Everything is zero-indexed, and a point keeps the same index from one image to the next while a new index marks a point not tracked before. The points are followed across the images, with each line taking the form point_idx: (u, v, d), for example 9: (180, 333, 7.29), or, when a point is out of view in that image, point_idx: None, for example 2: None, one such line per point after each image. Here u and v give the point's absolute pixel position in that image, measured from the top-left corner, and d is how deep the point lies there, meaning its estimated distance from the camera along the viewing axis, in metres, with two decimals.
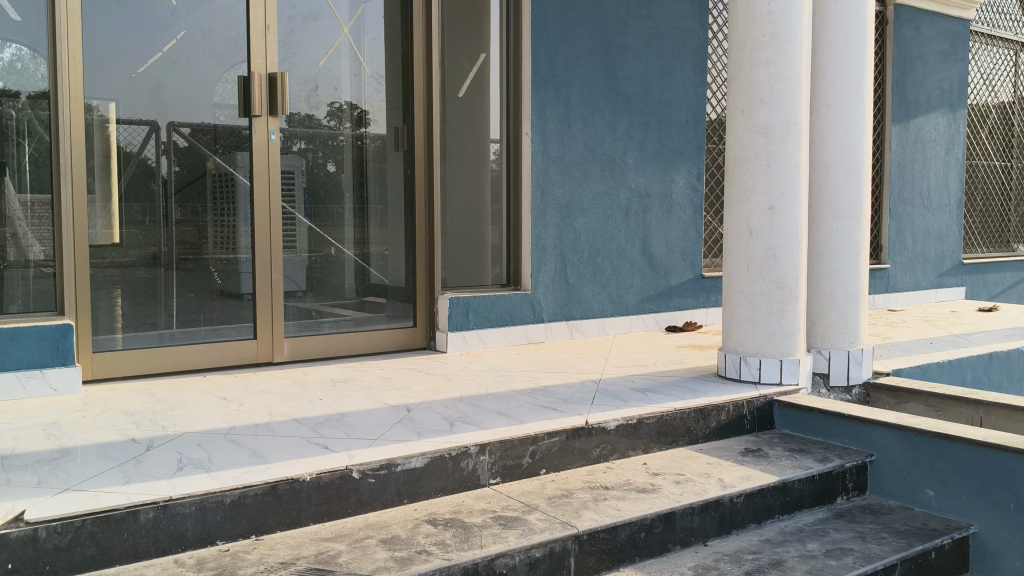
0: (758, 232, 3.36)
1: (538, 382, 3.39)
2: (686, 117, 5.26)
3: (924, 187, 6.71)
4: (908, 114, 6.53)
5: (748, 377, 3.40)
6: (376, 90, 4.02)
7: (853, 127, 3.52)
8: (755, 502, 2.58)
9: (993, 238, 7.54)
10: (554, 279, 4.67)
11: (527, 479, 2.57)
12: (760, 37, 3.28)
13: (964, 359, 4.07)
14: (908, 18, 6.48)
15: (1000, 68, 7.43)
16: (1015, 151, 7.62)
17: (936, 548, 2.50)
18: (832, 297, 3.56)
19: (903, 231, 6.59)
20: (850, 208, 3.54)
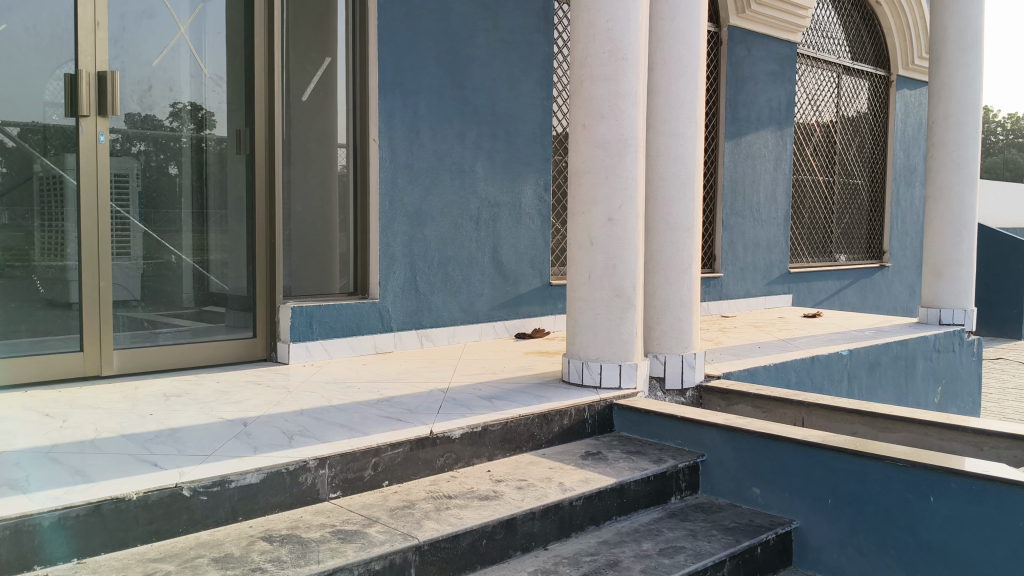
0: (598, 242, 3.45)
1: (383, 392, 3.37)
2: (534, 129, 5.35)
3: (755, 200, 7.10)
4: (740, 131, 6.90)
5: (590, 382, 3.49)
6: (216, 91, 3.90)
7: (686, 143, 3.67)
8: (593, 504, 2.65)
9: (817, 249, 8.06)
10: (402, 287, 4.64)
11: (369, 492, 2.55)
12: (600, 54, 3.39)
13: (789, 363, 4.32)
14: (740, 39, 6.85)
15: (824, 90, 7.95)
16: (837, 167, 8.18)
17: (761, 543, 2.63)
18: (668, 304, 3.71)
19: (736, 241, 6.94)
20: (683, 220, 3.70)
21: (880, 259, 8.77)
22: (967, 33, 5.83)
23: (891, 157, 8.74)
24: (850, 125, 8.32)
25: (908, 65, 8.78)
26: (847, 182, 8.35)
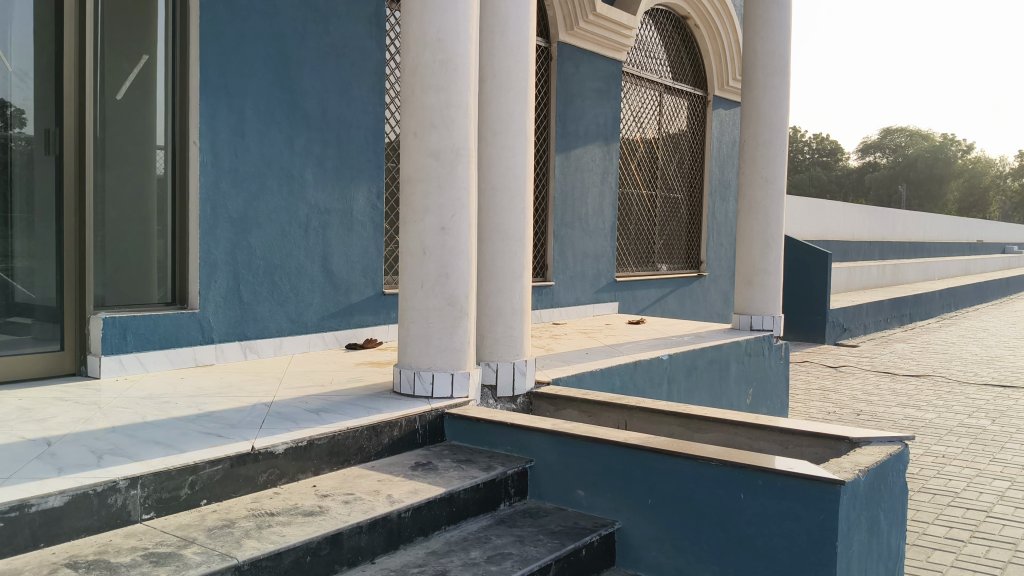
0: (430, 251, 3.44)
1: (203, 407, 3.23)
2: (366, 136, 5.29)
3: (584, 212, 7.31)
4: (570, 144, 7.09)
5: (421, 392, 3.45)
6: (22, 87, 3.65)
7: (516, 154, 3.74)
8: (422, 515, 2.64)
9: (641, 259, 8.40)
10: (225, 296, 4.48)
11: (186, 512, 2.44)
12: (431, 63, 3.39)
13: (614, 368, 4.47)
14: (569, 56, 7.05)
15: (647, 107, 8.30)
16: (659, 181, 8.56)
17: (586, 545, 2.72)
18: (499, 312, 3.76)
19: (566, 251, 7.12)
20: (514, 229, 3.76)
21: (698, 269, 9.24)
22: (774, 58, 6.23)
23: (708, 173, 9.23)
24: (671, 142, 8.72)
25: (723, 86, 9.29)
26: (668, 196, 8.75)
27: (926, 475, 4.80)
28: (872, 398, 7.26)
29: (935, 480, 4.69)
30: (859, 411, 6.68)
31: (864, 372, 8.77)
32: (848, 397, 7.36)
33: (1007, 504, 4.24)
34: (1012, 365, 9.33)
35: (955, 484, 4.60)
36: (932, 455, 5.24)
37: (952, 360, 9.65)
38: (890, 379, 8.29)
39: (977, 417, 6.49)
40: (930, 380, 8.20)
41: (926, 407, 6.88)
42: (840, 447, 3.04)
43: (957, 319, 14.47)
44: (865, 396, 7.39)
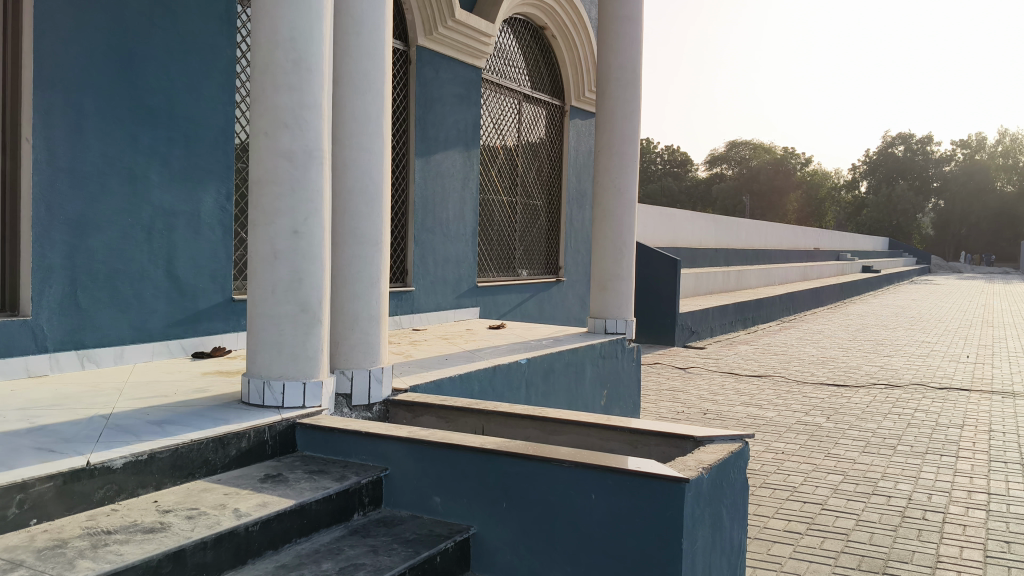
0: (281, 255, 3.33)
1: (36, 421, 3.02)
2: (216, 136, 5.10)
3: (444, 217, 7.30)
4: (429, 149, 7.06)
5: (271, 403, 3.35)
6: None
7: (371, 157, 3.69)
8: (271, 527, 2.56)
9: (502, 265, 8.46)
10: (60, 303, 4.23)
11: (13, 533, 2.27)
12: (283, 62, 3.30)
13: (473, 374, 4.48)
14: (428, 60, 7.03)
15: (506, 114, 8.38)
16: (519, 188, 8.65)
17: (440, 552, 2.70)
18: (355, 318, 3.70)
19: (426, 256, 7.09)
20: (370, 233, 3.71)
21: (556, 274, 9.40)
22: (627, 71, 6.41)
23: (566, 181, 9.41)
24: (529, 150, 8.83)
25: (580, 97, 9.50)
26: (527, 203, 8.86)
27: (768, 470, 5.04)
28: (718, 398, 7.58)
29: (776, 475, 4.93)
30: (706, 411, 6.96)
31: (711, 374, 9.14)
32: (696, 397, 7.65)
33: (840, 496, 4.51)
34: (844, 365, 9.95)
35: (794, 478, 4.86)
36: (773, 451, 5.52)
37: (791, 361, 10.20)
38: (735, 380, 8.68)
39: (813, 415, 6.88)
40: (771, 380, 8.64)
41: (768, 406, 7.23)
42: (685, 446, 3.15)
43: (795, 323, 15.33)
44: (712, 396, 7.70)
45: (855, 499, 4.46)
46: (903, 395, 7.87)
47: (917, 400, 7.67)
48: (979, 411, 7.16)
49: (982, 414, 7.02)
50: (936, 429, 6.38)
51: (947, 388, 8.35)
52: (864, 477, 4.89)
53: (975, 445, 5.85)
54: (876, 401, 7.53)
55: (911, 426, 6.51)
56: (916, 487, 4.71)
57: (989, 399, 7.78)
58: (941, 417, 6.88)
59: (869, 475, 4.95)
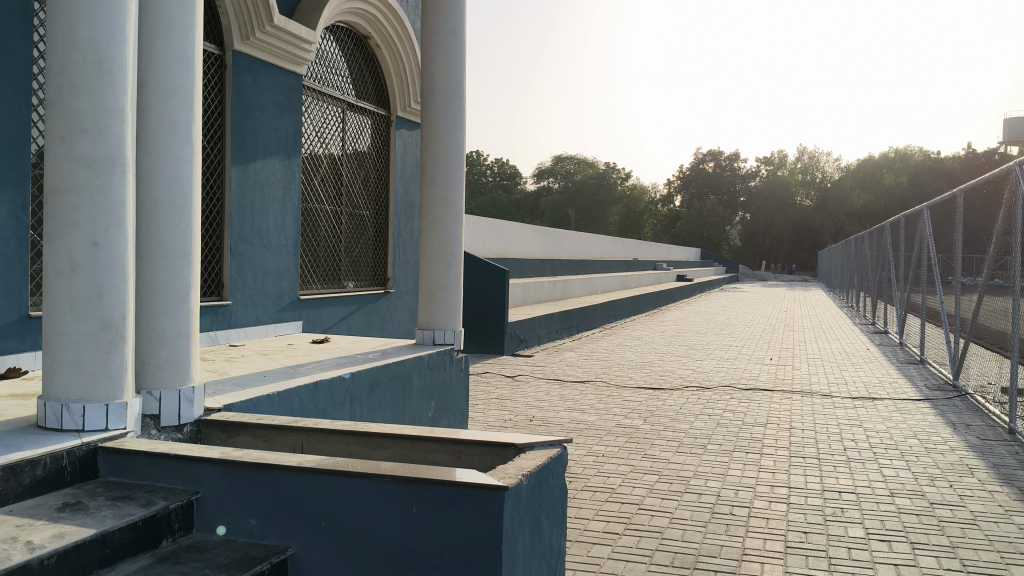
0: (80, 268, 3.12)
1: None
2: (9, 140, 4.73)
3: (263, 227, 7.08)
4: (247, 157, 6.84)
5: (70, 426, 3.14)
6: None
7: (180, 165, 3.53)
8: (70, 559, 2.40)
9: (326, 277, 8.31)
10: None
11: None
12: (82, 64, 3.10)
13: (293, 390, 4.37)
14: (245, 65, 6.81)
15: (329, 123, 8.24)
16: (343, 199, 8.52)
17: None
18: (163, 334, 3.53)
19: (244, 269, 6.86)
20: (179, 245, 3.55)
21: (383, 286, 9.32)
22: (451, 83, 6.44)
23: (393, 191, 9.35)
24: (354, 159, 8.72)
25: (406, 107, 9.48)
26: (353, 213, 8.74)
27: (589, 473, 5.20)
28: (543, 405, 7.75)
29: (596, 478, 5.09)
30: (532, 418, 7.10)
31: (537, 381, 9.33)
32: (522, 405, 7.79)
33: (655, 496, 4.71)
34: (661, 369, 10.41)
35: (613, 480, 5.03)
36: (594, 455, 5.70)
37: (612, 367, 10.57)
38: (560, 387, 8.91)
39: (632, 418, 7.16)
40: (593, 386, 8.92)
41: (590, 411, 7.46)
42: (507, 453, 3.21)
43: (616, 330, 15.93)
44: (537, 403, 7.87)
45: (670, 498, 4.68)
46: (714, 397, 8.32)
47: (727, 401, 8.14)
48: (781, 410, 7.68)
49: (784, 413, 7.54)
50: (743, 428, 6.78)
51: (752, 390, 8.90)
52: (678, 476, 5.14)
53: (777, 441, 6.27)
54: (690, 403, 7.93)
55: (720, 425, 6.90)
56: (725, 484, 4.99)
57: (790, 399, 8.36)
58: (746, 416, 7.34)
59: (683, 474, 5.20)
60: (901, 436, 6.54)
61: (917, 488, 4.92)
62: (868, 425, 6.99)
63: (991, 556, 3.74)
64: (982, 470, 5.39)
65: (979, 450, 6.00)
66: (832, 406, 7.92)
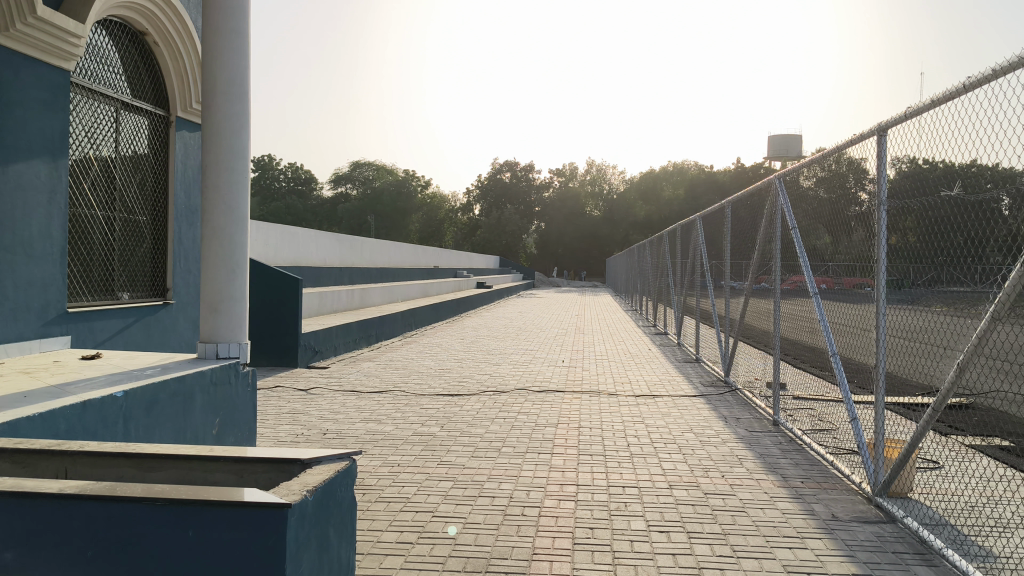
0: None
1: None
2: None
3: (26, 235, 6.48)
4: (5, 158, 6.24)
5: None
6: None
7: None
8: None
9: (98, 288, 7.73)
10: None
11: None
12: None
13: (58, 411, 4.02)
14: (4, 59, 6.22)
15: (101, 123, 7.68)
16: (117, 203, 7.97)
17: None
18: None
19: (3, 280, 6.25)
20: None
21: (164, 297, 8.80)
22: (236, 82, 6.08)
23: (173, 197, 8.84)
24: (130, 162, 8.18)
25: (187, 108, 9.00)
26: (129, 218, 8.20)
27: (383, 484, 5.14)
28: (337, 417, 7.59)
29: (390, 488, 5.04)
30: (325, 431, 6.92)
31: (332, 392, 9.13)
32: (316, 417, 7.60)
33: (449, 502, 4.73)
34: (458, 375, 10.50)
35: (407, 489, 5.00)
36: (387, 465, 5.64)
37: (409, 375, 10.54)
38: (355, 397, 8.76)
39: (428, 425, 7.16)
40: (390, 395, 8.84)
41: (386, 420, 7.39)
42: (293, 469, 3.10)
43: (416, 338, 15.92)
44: (331, 415, 7.70)
45: (463, 503, 4.71)
46: (509, 401, 8.48)
47: (521, 404, 8.31)
48: (572, 411, 7.94)
49: (574, 413, 7.80)
50: (535, 430, 6.95)
51: (545, 392, 9.15)
52: (472, 481, 5.18)
53: (568, 441, 6.47)
54: (485, 408, 8.02)
55: (514, 428, 7.03)
56: (517, 486, 5.08)
57: (581, 399, 8.65)
58: (539, 418, 7.53)
59: (476, 479, 5.24)
60: (680, 431, 6.94)
61: (693, 480, 5.23)
62: (651, 422, 7.37)
63: (758, 540, 4.03)
64: (750, 460, 5.82)
65: (747, 441, 6.47)
66: (618, 405, 8.27)
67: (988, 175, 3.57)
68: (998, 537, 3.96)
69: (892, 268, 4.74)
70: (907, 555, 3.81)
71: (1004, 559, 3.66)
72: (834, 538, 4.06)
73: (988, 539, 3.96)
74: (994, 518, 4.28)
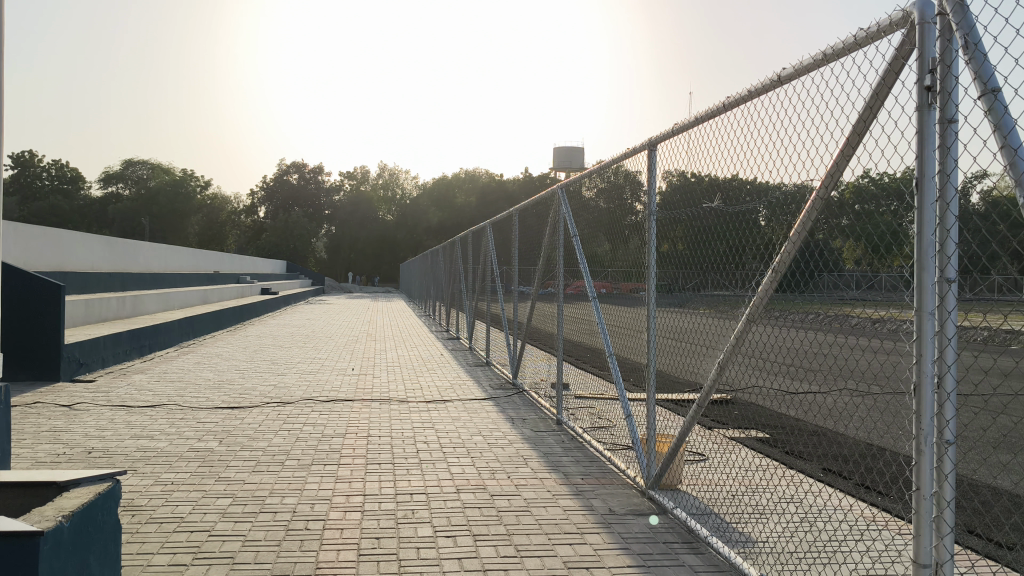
0: None
1: None
2: None
3: None
4: None
5: None
6: None
7: None
8: None
9: None
10: None
11: None
12: None
13: None
14: None
15: None
16: None
17: None
18: None
19: None
20: None
21: None
22: None
23: None
24: None
25: None
26: None
27: (155, 504, 4.83)
28: (104, 434, 7.06)
29: (163, 507, 4.74)
30: (90, 450, 6.41)
31: (99, 408, 8.49)
32: (80, 435, 7.03)
33: (228, 520, 4.51)
34: (239, 386, 10.08)
35: (182, 509, 4.72)
36: (161, 484, 5.30)
37: (187, 387, 10.00)
38: (125, 412, 8.19)
39: (206, 440, 6.82)
40: (165, 409, 8.34)
41: (160, 436, 6.96)
42: (47, 494, 2.82)
43: (194, 347, 15.13)
44: (98, 432, 7.15)
45: (243, 520, 4.51)
46: (294, 411, 8.24)
47: (307, 414, 8.10)
48: (360, 419, 7.83)
49: (361, 421, 7.70)
50: (321, 440, 6.79)
51: (332, 401, 8.98)
52: (253, 497, 4.98)
53: (355, 451, 6.37)
54: (268, 420, 7.75)
55: (299, 439, 6.84)
56: (300, 499, 4.94)
57: (369, 407, 8.56)
58: (325, 428, 7.37)
59: (257, 494, 5.04)
60: (467, 434, 7.02)
61: (479, 483, 5.30)
62: (440, 426, 7.41)
63: (541, 539, 4.14)
64: (534, 460, 5.97)
65: (532, 442, 6.65)
66: (406, 411, 8.24)
67: (746, 188, 3.85)
68: (756, 523, 4.29)
69: (663, 273, 5.03)
70: (676, 545, 4.05)
71: (761, 543, 3.96)
72: (611, 532, 4.24)
73: (747, 525, 4.28)
74: (752, 504, 4.64)
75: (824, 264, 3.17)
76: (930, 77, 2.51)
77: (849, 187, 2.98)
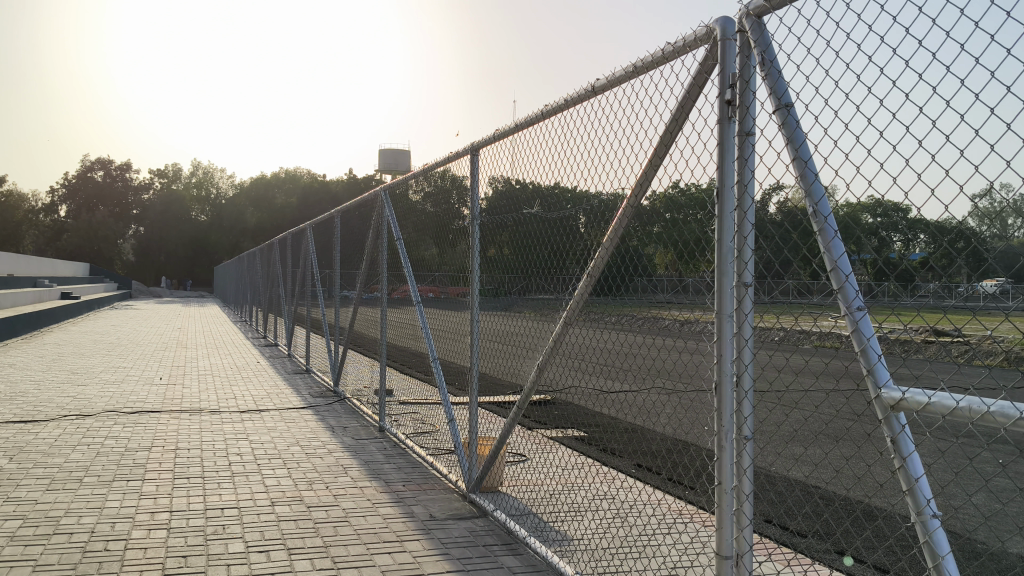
0: None
1: None
2: None
3: None
4: None
5: None
6: None
7: None
8: None
9: None
10: None
11: None
12: None
13: None
14: None
15: None
16: None
17: None
18: None
19: None
20: None
21: None
22: None
23: None
24: None
25: None
26: None
27: None
28: None
29: None
30: None
31: None
32: None
33: (16, 544, 4.15)
34: (33, 398, 9.33)
35: None
36: None
37: None
38: None
39: None
40: None
41: None
42: None
43: None
44: None
45: (34, 543, 4.17)
46: (95, 425, 7.72)
47: (109, 427, 7.60)
48: (168, 431, 7.42)
49: (169, 434, 7.31)
50: (125, 455, 6.39)
51: (138, 413, 8.47)
52: (46, 518, 4.61)
53: (161, 465, 6.03)
54: (65, 435, 7.21)
55: (100, 454, 6.41)
56: (100, 518, 4.62)
57: (178, 418, 8.14)
58: (129, 441, 6.94)
59: (51, 515, 4.67)
60: (284, 444, 6.81)
61: (296, 494, 5.14)
62: (255, 437, 7.14)
63: (359, 549, 4.07)
64: (354, 469, 5.87)
65: (352, 450, 6.52)
66: (219, 422, 7.90)
67: (567, 196, 3.94)
68: (571, 521, 4.40)
69: (487, 277, 5.06)
70: (495, 548, 4.08)
71: (577, 541, 4.06)
72: (431, 538, 4.23)
73: (564, 523, 4.38)
74: (569, 503, 4.76)
75: (637, 270, 3.29)
76: (730, 92, 2.65)
77: (658, 196, 3.10)
